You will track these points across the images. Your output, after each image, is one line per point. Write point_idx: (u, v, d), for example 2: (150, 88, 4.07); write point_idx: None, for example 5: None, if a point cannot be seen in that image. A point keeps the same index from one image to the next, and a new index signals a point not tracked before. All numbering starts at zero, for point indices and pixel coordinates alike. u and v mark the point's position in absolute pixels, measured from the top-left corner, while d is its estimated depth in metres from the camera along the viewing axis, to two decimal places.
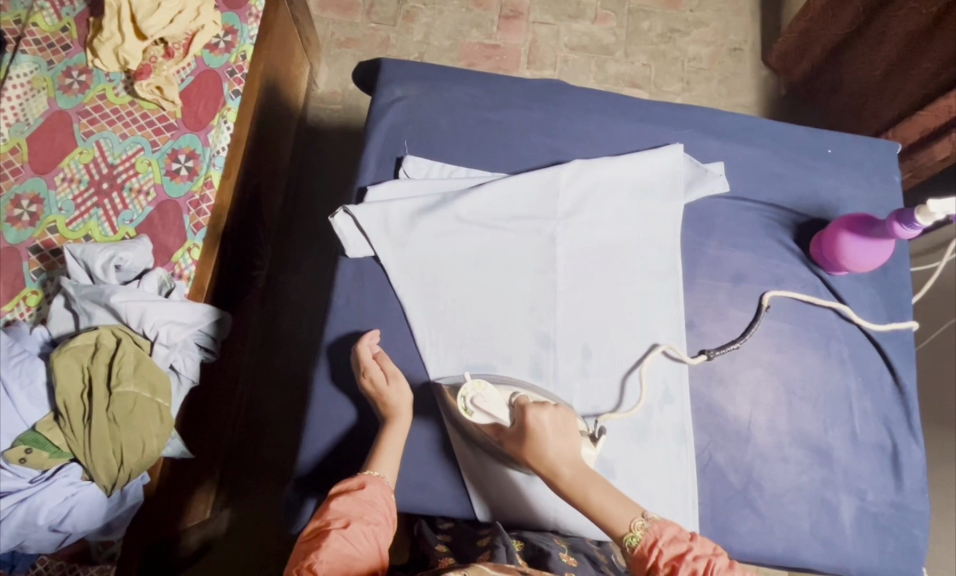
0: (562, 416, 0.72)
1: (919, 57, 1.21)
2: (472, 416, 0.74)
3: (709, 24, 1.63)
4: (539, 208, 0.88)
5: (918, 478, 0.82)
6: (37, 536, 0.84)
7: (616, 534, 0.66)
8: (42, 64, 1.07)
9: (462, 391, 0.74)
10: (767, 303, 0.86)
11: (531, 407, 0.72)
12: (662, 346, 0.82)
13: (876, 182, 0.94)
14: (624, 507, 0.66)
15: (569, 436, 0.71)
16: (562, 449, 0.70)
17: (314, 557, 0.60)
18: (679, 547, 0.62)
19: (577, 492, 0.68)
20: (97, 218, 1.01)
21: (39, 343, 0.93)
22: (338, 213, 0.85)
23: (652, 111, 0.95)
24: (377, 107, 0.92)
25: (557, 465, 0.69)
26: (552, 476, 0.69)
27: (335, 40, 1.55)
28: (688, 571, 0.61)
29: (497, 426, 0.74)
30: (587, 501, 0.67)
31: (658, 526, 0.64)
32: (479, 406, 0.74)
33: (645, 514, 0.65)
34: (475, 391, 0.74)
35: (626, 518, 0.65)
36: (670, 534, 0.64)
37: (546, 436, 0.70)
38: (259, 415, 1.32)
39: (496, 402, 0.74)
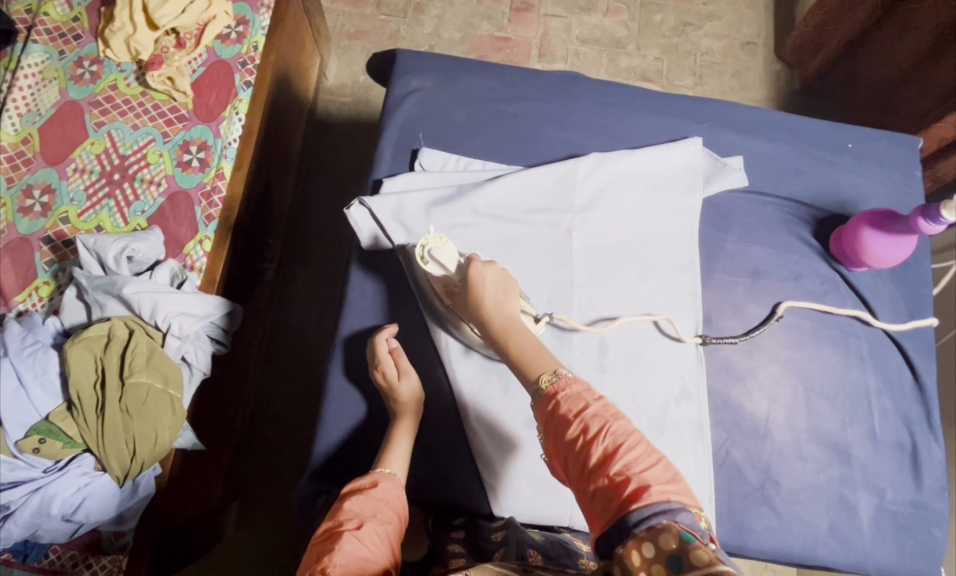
0: (507, 276, 0.73)
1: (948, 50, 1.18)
2: (426, 266, 0.77)
3: (723, 18, 1.62)
4: (556, 201, 0.87)
5: (937, 477, 0.82)
6: (50, 526, 0.85)
7: (528, 379, 0.63)
8: (54, 54, 1.07)
9: (423, 240, 0.77)
10: (781, 313, 0.85)
11: (476, 263, 0.73)
12: (657, 319, 0.82)
13: (897, 179, 0.93)
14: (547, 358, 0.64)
15: (509, 293, 0.72)
16: (499, 302, 0.70)
17: (326, 561, 0.58)
18: (576, 401, 0.57)
19: (504, 339, 0.67)
20: (109, 209, 1.01)
21: (51, 334, 0.93)
22: (354, 204, 0.84)
23: (669, 105, 0.94)
24: (392, 98, 0.91)
25: (491, 313, 0.69)
26: (484, 321, 0.69)
27: (345, 32, 1.54)
28: (580, 427, 0.56)
29: (446, 280, 0.77)
30: (509, 349, 0.66)
31: (566, 378, 0.59)
32: (435, 257, 0.76)
33: (558, 370, 0.61)
34: (435, 244, 0.76)
35: (545, 365, 0.63)
36: (574, 391, 0.58)
37: (487, 283, 0.71)
38: (269, 407, 1.32)
39: (450, 257, 0.77)
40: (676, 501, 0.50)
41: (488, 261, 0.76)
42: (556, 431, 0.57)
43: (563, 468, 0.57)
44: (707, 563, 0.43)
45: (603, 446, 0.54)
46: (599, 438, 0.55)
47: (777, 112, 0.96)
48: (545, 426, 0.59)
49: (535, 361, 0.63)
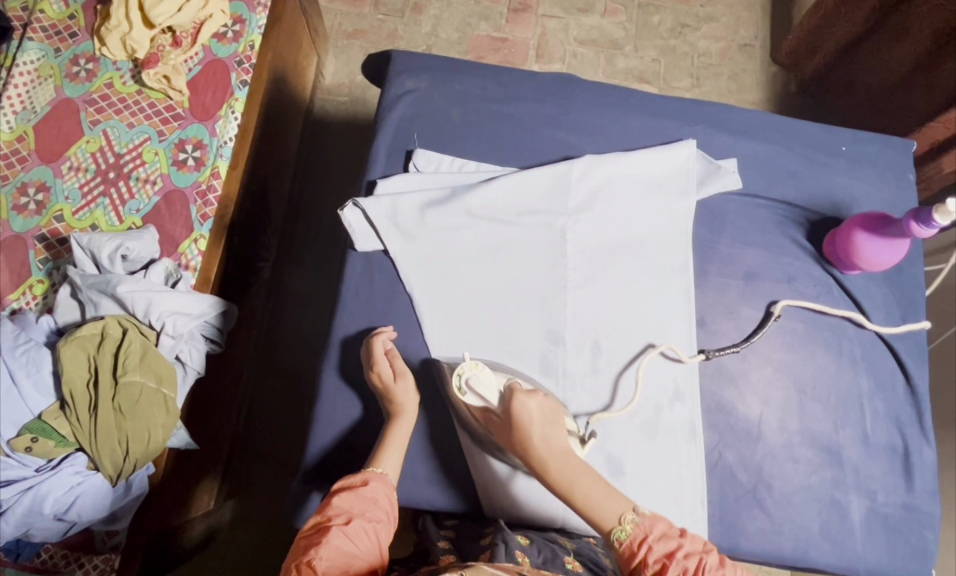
0: (551, 406, 0.71)
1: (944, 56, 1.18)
2: (465, 396, 0.75)
3: (720, 20, 1.62)
4: (550, 202, 0.87)
5: (929, 479, 0.82)
6: (42, 524, 0.84)
7: (602, 528, 0.66)
8: (49, 52, 1.06)
9: (459, 370, 0.75)
10: (779, 312, 0.86)
11: (519, 395, 0.71)
12: (660, 347, 0.81)
13: (891, 181, 0.93)
14: (612, 498, 0.67)
15: (557, 426, 0.70)
16: (546, 440, 0.69)
17: (313, 553, 0.60)
18: (667, 542, 0.63)
19: (564, 485, 0.67)
20: (103, 208, 1.00)
21: (45, 332, 0.93)
22: (348, 205, 0.84)
23: (664, 106, 0.94)
24: (388, 98, 0.91)
25: (543, 454, 0.68)
26: (538, 466, 0.68)
27: (342, 31, 1.54)
28: (678, 568, 0.62)
29: (487, 411, 0.74)
30: (572, 496, 0.67)
31: (647, 520, 0.64)
32: (473, 388, 0.74)
33: (636, 509, 0.66)
34: (471, 372, 0.75)
35: (615, 512, 0.66)
36: (659, 530, 0.64)
37: (533, 423, 0.69)
38: (263, 407, 1.32)
39: (489, 386, 0.74)
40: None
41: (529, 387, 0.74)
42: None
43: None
44: None
45: None
46: (696, 575, 0.62)
47: (771, 114, 0.96)
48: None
49: (601, 511, 0.66)
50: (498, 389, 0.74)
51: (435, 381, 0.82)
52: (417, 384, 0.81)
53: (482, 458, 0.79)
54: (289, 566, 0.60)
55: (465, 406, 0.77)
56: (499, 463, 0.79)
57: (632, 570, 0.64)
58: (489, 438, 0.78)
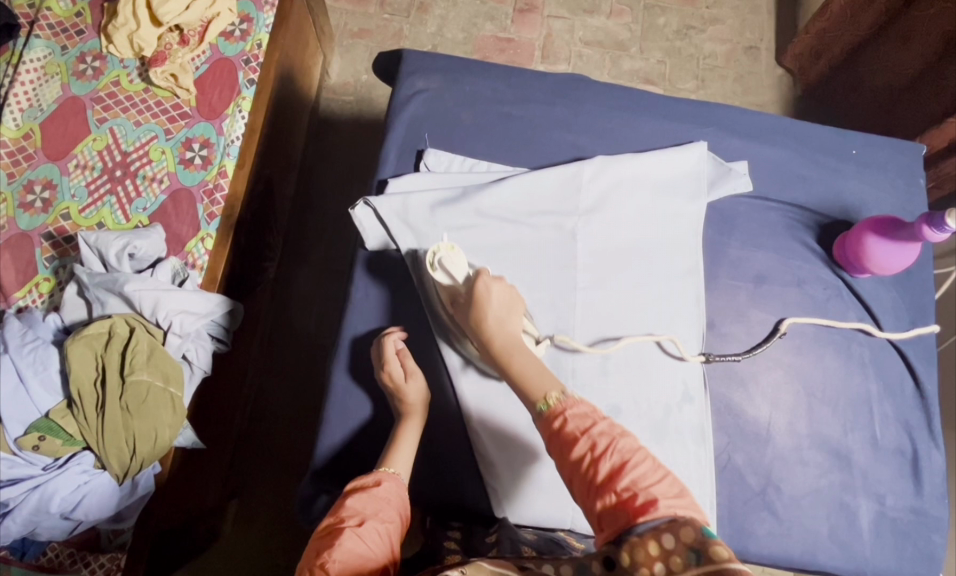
0: (512, 295, 0.73)
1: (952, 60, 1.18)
2: (435, 272, 0.78)
3: (725, 22, 1.62)
4: (561, 204, 0.87)
5: (937, 483, 0.82)
6: (49, 523, 0.84)
7: (531, 401, 0.64)
8: (56, 50, 1.06)
9: (434, 248, 0.78)
10: (785, 328, 0.85)
11: (483, 276, 0.73)
12: (660, 338, 0.82)
13: (901, 186, 0.93)
14: (546, 378, 0.66)
15: (512, 312, 0.72)
16: (500, 319, 0.71)
17: (326, 556, 0.59)
18: (583, 421, 0.59)
19: (505, 356, 0.69)
20: (110, 206, 1.00)
21: (52, 331, 0.92)
22: (358, 204, 0.84)
23: (674, 108, 0.94)
24: (398, 98, 0.91)
25: (494, 330, 0.71)
26: (485, 340, 0.71)
27: (348, 31, 1.54)
28: (588, 444, 0.57)
29: (451, 292, 0.77)
30: (509, 367, 0.68)
31: (571, 398, 0.61)
32: (444, 266, 0.77)
33: (565, 389, 0.63)
34: (446, 253, 0.77)
35: (544, 388, 0.64)
36: (581, 410, 0.60)
37: (491, 301, 0.72)
38: (268, 407, 1.32)
39: (459, 267, 0.77)
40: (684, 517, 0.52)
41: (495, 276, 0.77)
42: (561, 447, 0.59)
43: (568, 484, 0.58)
44: (723, 559, 0.47)
45: (611, 461, 0.56)
46: (606, 454, 0.56)
47: (781, 118, 0.96)
48: (550, 443, 0.60)
49: (537, 384, 0.65)
50: (467, 272, 0.77)
51: (406, 273, 0.85)
52: (426, 382, 0.81)
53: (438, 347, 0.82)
54: (302, 569, 0.59)
55: (435, 290, 0.80)
56: (453, 352, 0.81)
57: (548, 439, 0.61)
58: (448, 325, 0.80)
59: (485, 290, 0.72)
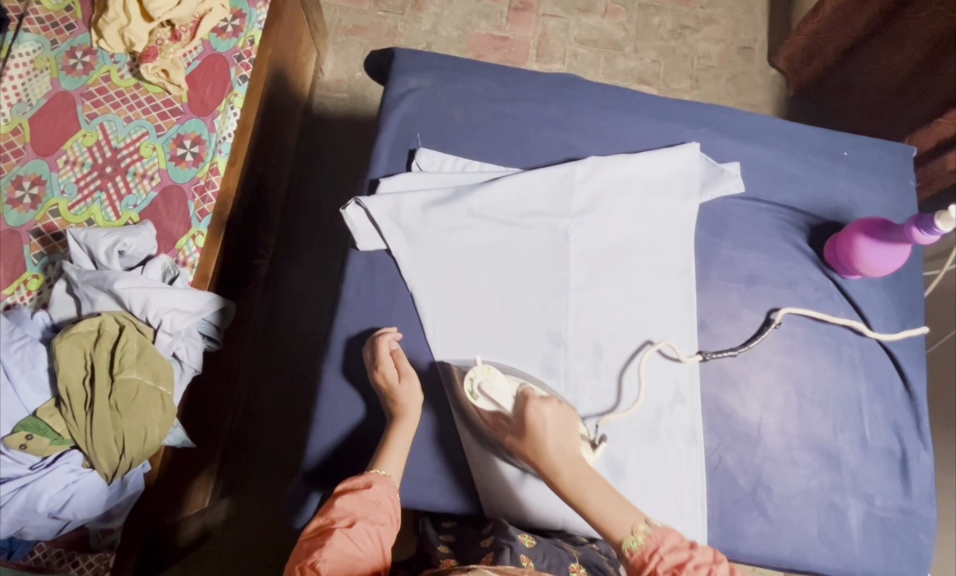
0: (565, 413, 0.71)
1: (945, 62, 1.19)
2: (476, 399, 0.75)
3: (719, 22, 1.62)
4: (554, 204, 0.87)
5: (926, 484, 0.82)
6: (37, 523, 0.83)
7: (615, 539, 0.63)
8: (45, 43, 1.05)
9: (471, 373, 0.76)
10: (780, 319, 0.86)
11: (534, 399, 0.71)
12: (660, 345, 0.82)
13: (892, 187, 0.94)
14: (624, 510, 0.65)
15: (570, 433, 0.70)
16: (559, 444, 0.69)
17: (317, 556, 0.59)
18: (679, 556, 0.60)
19: (575, 491, 0.66)
20: (100, 202, 0.99)
21: (40, 328, 0.91)
22: (350, 204, 0.84)
23: (667, 108, 0.94)
24: (391, 96, 0.91)
25: (553, 461, 0.68)
26: (550, 471, 0.68)
27: (342, 27, 1.53)
28: None
29: (499, 415, 0.74)
30: (584, 503, 0.65)
31: (660, 532, 0.62)
32: (485, 392, 0.74)
33: (648, 520, 0.63)
34: (483, 376, 0.75)
35: (627, 522, 0.64)
36: (670, 542, 0.61)
37: (545, 430, 0.69)
38: (260, 405, 1.31)
39: (502, 391, 0.75)
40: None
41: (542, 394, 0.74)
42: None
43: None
44: None
45: None
46: None
47: (773, 119, 0.96)
48: None
49: (618, 520, 0.64)
50: (511, 396, 0.74)
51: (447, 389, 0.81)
52: (420, 381, 0.80)
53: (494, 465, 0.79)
54: (292, 567, 0.59)
55: (479, 414, 0.77)
56: (510, 467, 0.79)
57: None
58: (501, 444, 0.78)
59: (538, 414, 0.70)
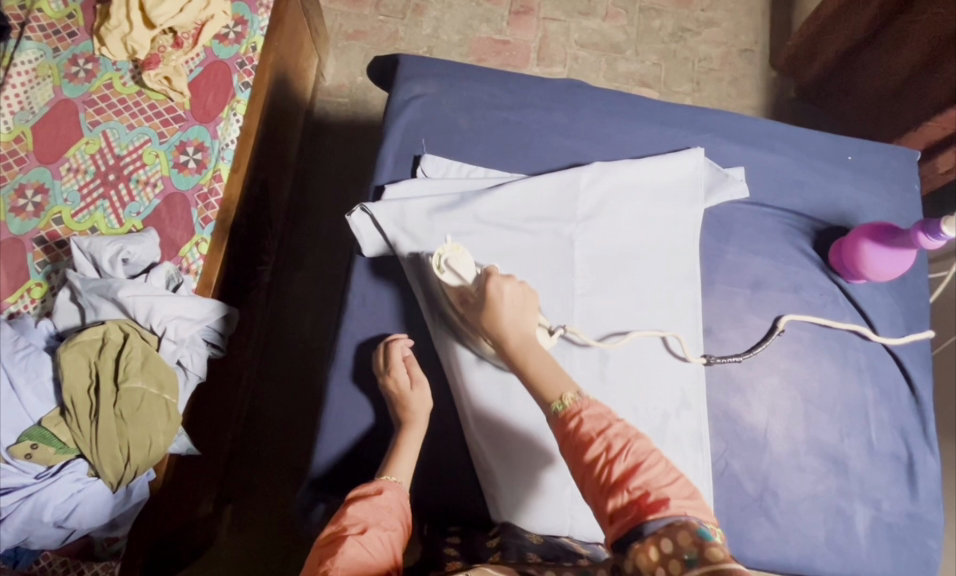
0: (523, 291, 0.74)
1: (939, 68, 1.19)
2: (442, 275, 0.78)
3: (720, 24, 1.62)
4: (559, 210, 0.87)
5: (933, 488, 0.82)
6: (42, 532, 0.83)
7: (546, 401, 0.65)
8: (47, 51, 1.05)
9: (439, 250, 0.79)
10: (783, 326, 0.85)
11: (495, 277, 0.74)
12: (666, 335, 0.82)
13: (897, 191, 0.94)
14: (562, 378, 0.66)
15: (525, 311, 0.72)
16: (515, 316, 0.72)
17: (329, 564, 0.58)
18: (600, 420, 0.60)
19: (518, 356, 0.69)
20: (103, 210, 0.99)
21: (44, 337, 0.92)
22: (355, 211, 0.84)
23: (671, 114, 0.94)
24: (395, 103, 0.91)
25: (506, 330, 0.71)
26: (500, 339, 0.71)
27: (342, 32, 1.53)
28: (603, 445, 0.58)
29: (462, 292, 0.77)
30: (525, 366, 0.68)
31: (587, 398, 0.62)
32: (451, 266, 0.78)
33: (580, 390, 0.64)
34: (451, 253, 0.78)
35: (561, 387, 0.65)
36: (596, 412, 0.61)
37: (503, 302, 0.72)
38: (263, 411, 1.31)
39: (467, 267, 0.78)
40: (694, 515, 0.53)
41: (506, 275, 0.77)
42: (575, 449, 0.59)
43: (579, 484, 0.59)
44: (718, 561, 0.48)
45: (625, 462, 0.57)
46: (621, 455, 0.57)
47: (777, 123, 0.96)
48: (563, 444, 0.61)
49: (551, 383, 0.66)
50: (474, 271, 0.78)
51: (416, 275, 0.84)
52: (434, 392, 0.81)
53: (452, 346, 0.81)
54: None
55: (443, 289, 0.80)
56: (468, 350, 0.81)
57: (562, 441, 0.61)
58: (461, 325, 0.80)
59: (500, 289, 0.72)
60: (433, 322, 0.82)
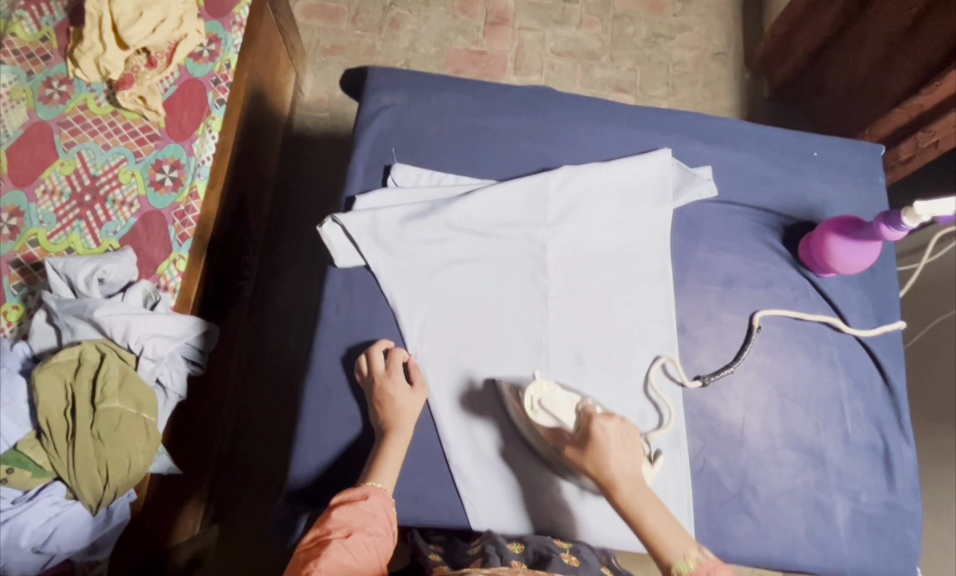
0: (626, 429, 0.71)
1: (895, 62, 1.22)
2: (536, 416, 0.75)
3: (693, 29, 1.65)
4: (529, 214, 0.88)
5: (910, 477, 0.83)
6: (20, 558, 0.81)
7: (664, 560, 0.64)
8: (21, 74, 1.05)
9: (529, 390, 0.75)
10: (758, 323, 0.86)
11: (597, 416, 0.72)
12: (662, 358, 0.83)
13: (861, 185, 0.95)
14: (678, 535, 0.65)
15: (630, 449, 0.71)
16: (620, 463, 0.69)
17: (312, 565, 0.59)
18: None
19: (631, 508, 0.67)
20: (80, 231, 0.99)
21: (20, 359, 0.90)
22: (327, 222, 0.85)
23: (639, 115, 0.95)
24: (365, 114, 0.91)
25: (617, 476, 0.69)
26: (609, 486, 0.69)
27: (320, 48, 1.55)
28: None
29: (558, 430, 0.74)
30: (641, 522, 0.67)
31: (711, 563, 0.62)
32: (545, 407, 0.75)
33: (701, 548, 0.64)
34: (544, 392, 0.75)
35: (680, 547, 0.64)
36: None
37: (609, 446, 0.70)
38: (249, 426, 1.30)
39: (563, 407, 0.75)
40: None
41: (604, 410, 0.75)
42: None
43: None
44: None
45: None
46: None
47: (743, 122, 0.98)
48: None
49: (663, 548, 0.65)
50: (573, 410, 0.75)
51: (501, 406, 0.82)
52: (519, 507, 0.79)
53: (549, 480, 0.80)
54: None
55: (530, 424, 0.78)
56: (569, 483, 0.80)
57: None
58: (556, 461, 0.79)
59: (601, 427, 0.70)
60: (525, 451, 0.81)
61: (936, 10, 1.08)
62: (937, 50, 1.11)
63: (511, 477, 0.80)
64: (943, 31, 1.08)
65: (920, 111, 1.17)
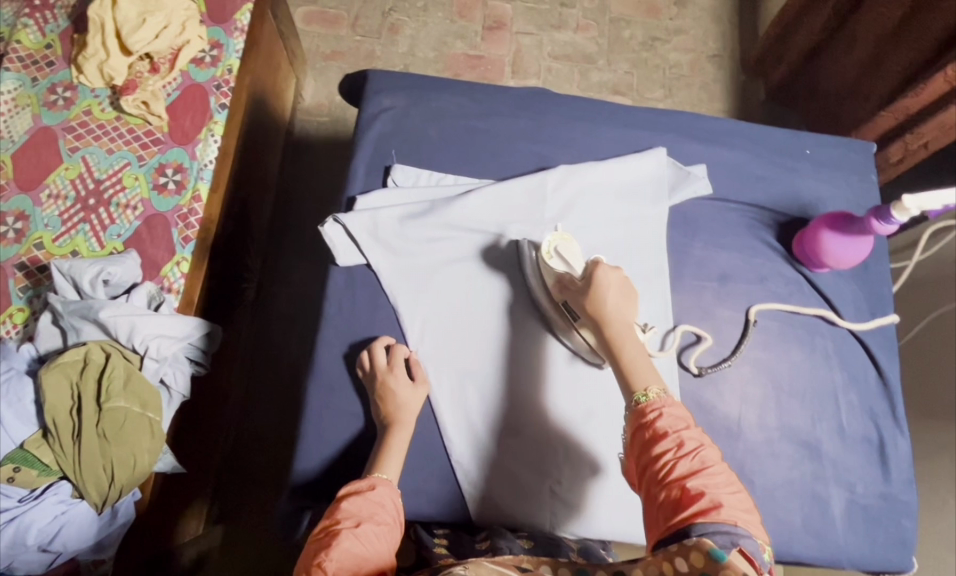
0: (629, 284, 0.75)
1: (883, 64, 1.24)
2: (549, 260, 0.82)
3: (689, 32, 1.67)
4: (528, 213, 0.90)
5: (904, 469, 0.84)
6: (27, 557, 0.82)
7: (629, 389, 0.66)
8: (26, 81, 1.07)
9: (549, 239, 0.83)
10: (754, 317, 0.88)
11: (603, 265, 0.75)
12: (701, 334, 0.86)
13: (855, 183, 0.97)
14: (649, 372, 0.68)
15: (630, 301, 0.73)
16: (616, 302, 0.72)
17: (323, 557, 0.60)
18: (679, 423, 0.63)
19: (615, 340, 0.70)
20: (84, 234, 1.00)
21: (26, 360, 0.91)
22: (328, 222, 0.86)
23: (635, 116, 0.97)
24: (365, 117, 0.93)
25: (611, 316, 0.72)
26: (599, 321, 0.72)
27: (320, 53, 1.57)
28: (672, 443, 0.61)
29: (562, 280, 0.80)
30: (619, 353, 0.69)
31: (671, 399, 0.64)
32: (560, 254, 0.82)
33: (666, 387, 0.66)
34: (560, 242, 0.83)
35: (644, 381, 0.66)
36: (675, 414, 0.63)
37: (609, 289, 0.73)
38: (251, 427, 1.31)
39: (574, 256, 0.82)
40: (742, 528, 0.56)
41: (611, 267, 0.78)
42: (644, 442, 0.62)
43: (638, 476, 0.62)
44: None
45: (689, 465, 0.59)
46: (688, 456, 0.60)
47: (737, 122, 1.00)
48: (634, 435, 0.63)
49: (631, 376, 0.67)
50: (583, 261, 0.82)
51: (518, 282, 0.88)
52: (508, 365, 0.85)
53: (544, 337, 0.86)
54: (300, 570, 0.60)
55: (542, 279, 0.84)
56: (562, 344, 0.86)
57: (633, 433, 0.64)
58: (555, 317, 0.84)
59: (605, 273, 0.74)
60: (529, 312, 0.87)
61: (921, 12, 1.10)
62: (923, 51, 1.13)
63: (506, 335, 0.86)
64: (928, 32, 1.10)
65: (906, 113, 1.17)
